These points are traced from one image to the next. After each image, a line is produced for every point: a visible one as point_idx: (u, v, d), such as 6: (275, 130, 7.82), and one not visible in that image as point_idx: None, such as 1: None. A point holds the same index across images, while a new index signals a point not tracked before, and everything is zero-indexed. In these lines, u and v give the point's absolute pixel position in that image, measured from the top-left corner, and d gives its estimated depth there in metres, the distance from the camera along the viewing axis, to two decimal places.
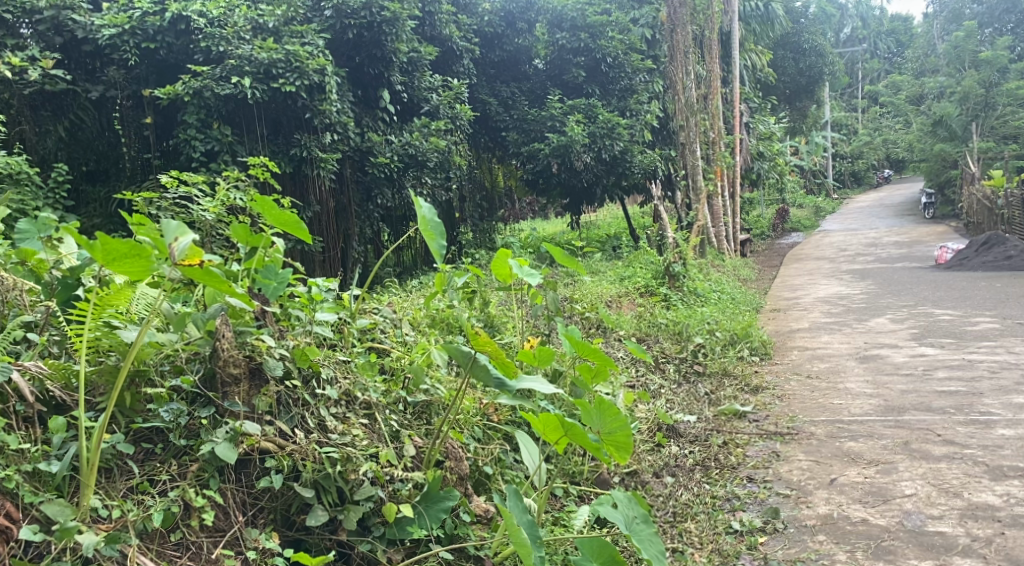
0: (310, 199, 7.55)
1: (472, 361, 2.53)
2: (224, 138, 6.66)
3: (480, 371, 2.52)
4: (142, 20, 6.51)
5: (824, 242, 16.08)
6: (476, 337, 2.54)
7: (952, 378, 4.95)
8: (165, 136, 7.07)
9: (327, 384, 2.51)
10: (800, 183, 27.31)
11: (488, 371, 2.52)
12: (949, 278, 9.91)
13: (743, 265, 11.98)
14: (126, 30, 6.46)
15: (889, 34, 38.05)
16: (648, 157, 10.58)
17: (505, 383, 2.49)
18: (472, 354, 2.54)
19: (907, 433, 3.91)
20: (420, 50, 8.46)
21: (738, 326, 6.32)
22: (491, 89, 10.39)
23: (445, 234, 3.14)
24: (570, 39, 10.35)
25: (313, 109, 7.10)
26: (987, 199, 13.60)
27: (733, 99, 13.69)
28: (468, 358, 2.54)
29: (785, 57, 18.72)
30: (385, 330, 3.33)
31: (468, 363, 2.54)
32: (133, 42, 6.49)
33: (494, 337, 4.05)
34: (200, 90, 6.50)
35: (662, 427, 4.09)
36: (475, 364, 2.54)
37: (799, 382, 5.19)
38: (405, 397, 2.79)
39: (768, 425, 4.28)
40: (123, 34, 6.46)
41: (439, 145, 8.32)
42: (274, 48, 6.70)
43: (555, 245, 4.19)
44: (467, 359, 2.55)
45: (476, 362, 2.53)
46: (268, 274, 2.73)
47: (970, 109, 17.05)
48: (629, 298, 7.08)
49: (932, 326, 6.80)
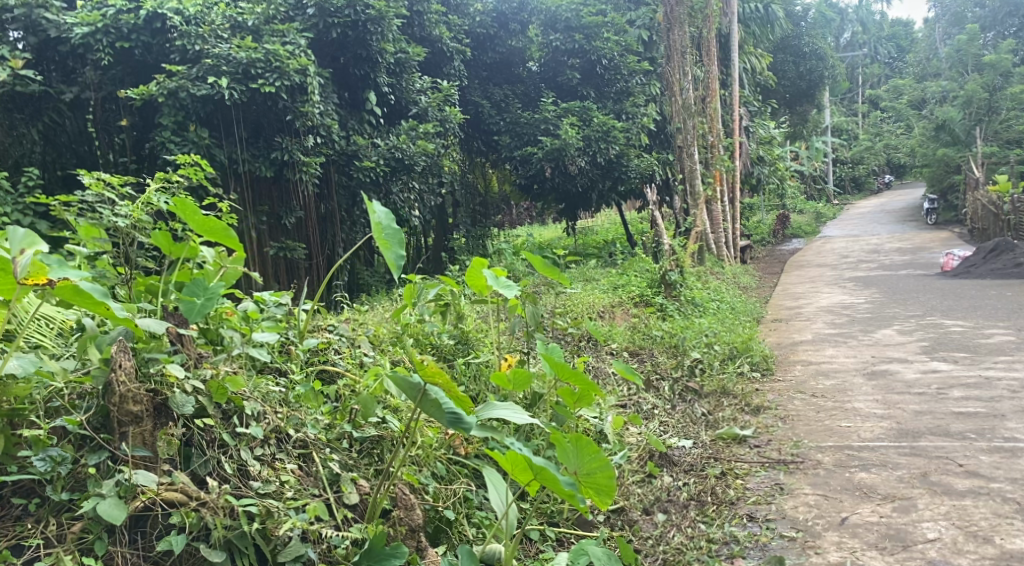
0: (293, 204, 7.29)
1: (423, 394, 2.11)
2: (200, 141, 6.33)
3: (431, 405, 2.11)
4: (115, 18, 6.18)
5: (826, 248, 15.72)
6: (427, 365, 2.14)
7: (969, 397, 4.57)
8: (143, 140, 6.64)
9: (252, 420, 2.14)
10: (801, 189, 26.96)
11: (441, 404, 2.11)
12: (958, 286, 9.54)
13: (743, 273, 11.61)
14: (100, 29, 6.12)
15: (890, 38, 37.57)
16: (646, 160, 10.20)
17: (461, 419, 2.10)
18: (422, 386, 2.12)
19: (925, 463, 3.54)
20: (408, 50, 8.10)
21: (739, 338, 5.95)
22: (483, 90, 9.98)
23: (404, 242, 2.77)
24: (565, 40, 9.99)
25: (294, 111, 6.74)
26: (994, 205, 13.21)
27: (732, 102, 13.36)
28: (417, 387, 2.13)
29: (786, 60, 18.43)
30: (340, 350, 2.99)
31: (417, 394, 2.12)
32: (107, 42, 6.16)
33: (469, 354, 3.68)
34: (175, 91, 6.16)
35: (654, 454, 3.75)
36: (426, 395, 2.12)
37: (804, 401, 4.81)
38: (351, 432, 2.40)
39: (770, 452, 3.90)
40: (96, 33, 6.13)
41: (428, 149, 7.93)
42: (253, 47, 6.37)
43: (534, 255, 3.94)
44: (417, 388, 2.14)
45: (427, 396, 2.10)
46: (194, 290, 2.38)
47: (974, 114, 16.73)
48: (623, 309, 6.71)
49: (944, 338, 6.42)
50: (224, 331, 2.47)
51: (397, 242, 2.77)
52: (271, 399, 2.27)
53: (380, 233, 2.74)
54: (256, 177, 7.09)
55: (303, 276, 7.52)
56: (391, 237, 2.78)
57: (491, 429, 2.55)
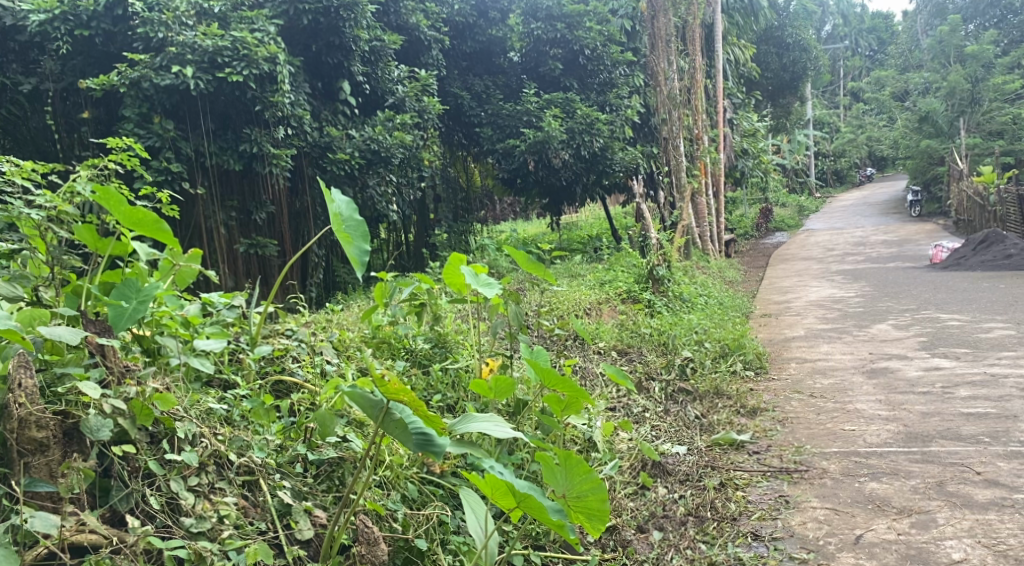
0: (264, 199, 6.96)
1: (385, 413, 1.81)
2: (166, 134, 6.02)
3: (394, 426, 1.81)
4: (74, 4, 5.85)
5: (811, 241, 15.53)
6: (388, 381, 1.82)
7: (977, 397, 4.33)
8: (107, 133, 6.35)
9: (185, 446, 1.88)
10: (784, 181, 26.83)
11: (406, 424, 1.81)
12: (948, 279, 9.33)
13: (729, 267, 11.38)
14: (57, 16, 5.79)
15: (871, 31, 37.48)
16: (631, 152, 9.91)
17: (430, 441, 1.79)
18: (383, 402, 1.82)
19: (939, 471, 3.29)
20: (383, 38, 7.74)
21: (731, 335, 5.68)
22: (464, 81, 9.65)
23: (367, 233, 2.46)
24: (546, 29, 9.68)
25: (264, 102, 6.37)
26: (980, 196, 13.04)
27: (716, 93, 13.12)
28: (378, 404, 1.83)
29: (769, 52, 18.24)
30: (299, 357, 2.70)
31: (379, 412, 1.82)
32: (65, 30, 5.83)
33: (445, 359, 3.38)
34: (138, 81, 5.86)
35: (647, 463, 3.47)
36: (388, 414, 1.83)
37: (802, 402, 4.55)
38: (305, 454, 2.11)
39: (771, 459, 3.63)
40: (53, 20, 5.80)
41: (405, 140, 7.54)
42: (219, 35, 6.03)
43: (516, 250, 3.66)
44: (377, 405, 1.85)
45: (388, 415, 1.80)
46: (127, 292, 2.09)
47: (956, 105, 16.60)
48: (609, 305, 6.42)
49: (942, 333, 6.19)
50: (161, 338, 2.19)
51: (359, 234, 2.47)
52: (208, 418, 2.00)
53: (339, 223, 2.43)
54: (224, 171, 6.75)
55: (279, 274, 7.16)
56: (351, 229, 2.48)
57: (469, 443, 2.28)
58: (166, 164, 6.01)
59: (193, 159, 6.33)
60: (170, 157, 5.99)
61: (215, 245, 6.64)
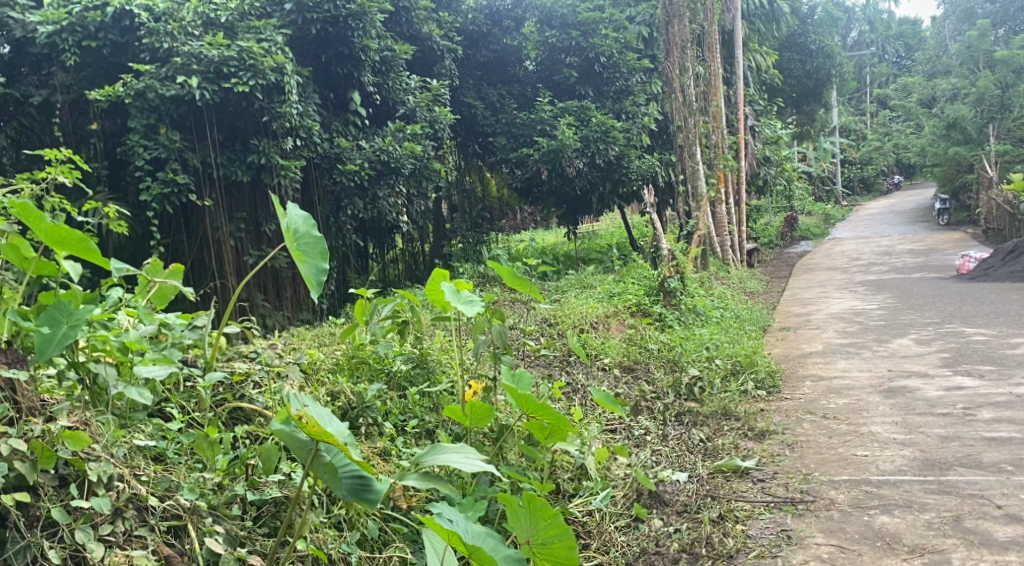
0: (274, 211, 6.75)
1: (313, 455, 1.91)
2: (172, 145, 5.94)
3: (324, 470, 1.91)
4: (82, 16, 5.78)
5: (835, 250, 15.16)
6: (314, 425, 1.89)
7: (1002, 420, 4.06)
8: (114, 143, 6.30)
9: (98, 491, 1.88)
10: (810, 190, 26.34)
11: (336, 468, 1.92)
12: (976, 290, 8.99)
13: (749, 278, 11.09)
14: (65, 27, 5.72)
15: (898, 38, 36.87)
16: (647, 161, 9.69)
17: (356, 488, 1.92)
18: (311, 444, 1.91)
19: (957, 503, 3.05)
20: (394, 48, 7.59)
21: (743, 351, 5.44)
22: (478, 91, 9.49)
23: (322, 250, 2.36)
24: (561, 37, 9.49)
25: (271, 113, 6.26)
26: (1009, 204, 12.64)
27: (737, 100, 12.85)
28: (307, 446, 1.92)
29: (792, 58, 17.93)
30: (261, 381, 2.56)
31: (307, 454, 1.92)
32: (73, 41, 5.76)
33: (427, 383, 3.19)
34: (144, 92, 5.78)
35: (643, 494, 3.29)
36: (317, 456, 1.92)
37: (814, 424, 4.31)
38: (243, 496, 2.11)
39: (776, 488, 3.41)
40: (61, 31, 5.72)
41: (415, 150, 7.39)
42: (226, 45, 5.93)
43: (502, 266, 3.50)
44: (306, 446, 1.93)
45: (315, 457, 1.90)
46: (58, 315, 2.02)
47: (986, 111, 16.19)
48: (618, 319, 6.18)
49: (966, 349, 5.90)
50: (96, 365, 2.13)
51: (314, 251, 2.37)
52: (129, 460, 2.00)
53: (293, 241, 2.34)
54: (233, 183, 6.64)
55: (294, 285, 7.01)
56: (306, 246, 2.37)
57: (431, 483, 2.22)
58: (171, 175, 5.93)
59: (200, 171, 6.24)
60: (176, 169, 5.93)
61: (222, 258, 6.51)
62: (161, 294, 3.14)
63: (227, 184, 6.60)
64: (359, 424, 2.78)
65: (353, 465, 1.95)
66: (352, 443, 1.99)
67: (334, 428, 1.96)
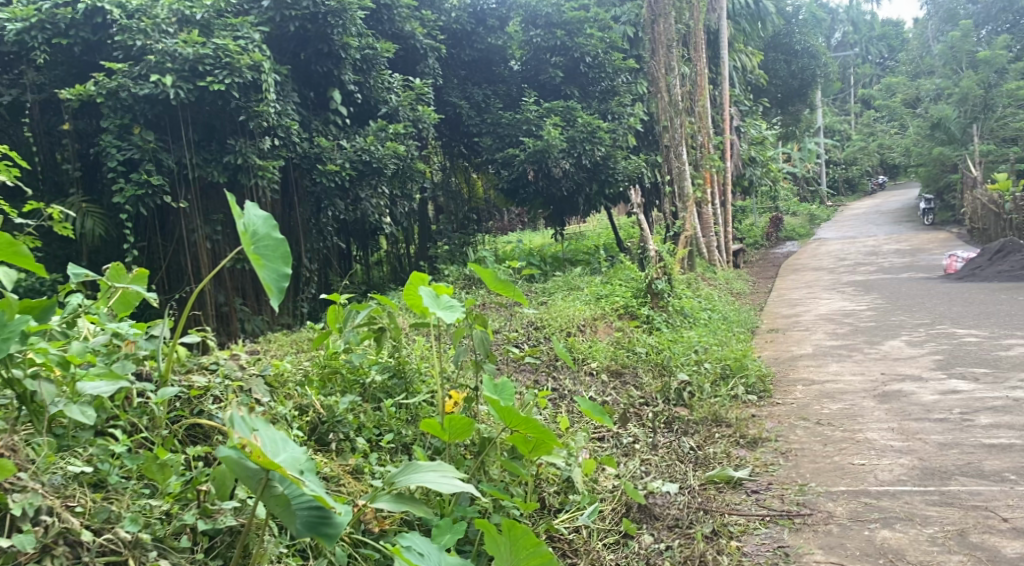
0: None
1: (264, 485, 1.82)
2: (146, 145, 5.74)
3: (276, 501, 1.83)
4: (52, 12, 5.56)
5: (821, 251, 15.09)
6: (265, 456, 1.79)
7: (1001, 425, 3.94)
8: (86, 144, 6.09)
9: (20, 528, 1.77)
10: (795, 190, 26.33)
11: (289, 501, 1.84)
12: (965, 290, 8.90)
13: (736, 278, 10.98)
14: (34, 25, 5.49)
15: (881, 38, 37.10)
16: (633, 161, 9.54)
17: (309, 522, 1.84)
18: (260, 473, 1.81)
19: (960, 516, 2.92)
20: (376, 46, 7.37)
21: (733, 354, 5.29)
22: (462, 90, 9.31)
23: (283, 254, 2.23)
24: (546, 37, 9.31)
25: (248, 112, 6.06)
26: (995, 204, 12.58)
27: (722, 101, 12.74)
28: (256, 476, 1.82)
29: (777, 59, 17.77)
30: (222, 396, 2.41)
31: (257, 484, 1.82)
32: (43, 38, 5.55)
33: (404, 394, 3.01)
34: (116, 91, 5.58)
35: (632, 508, 3.13)
36: (268, 486, 1.83)
37: (808, 430, 4.16)
38: (194, 524, 1.96)
39: (771, 500, 3.25)
40: (30, 29, 5.50)
41: (398, 150, 7.16)
42: (201, 42, 5.73)
43: (484, 267, 3.32)
44: (255, 475, 1.83)
45: (265, 488, 1.81)
46: None
47: (969, 111, 16.16)
48: (605, 321, 6.01)
49: (959, 350, 5.79)
50: (32, 383, 2.02)
51: (274, 254, 2.23)
52: (62, 489, 1.89)
53: (249, 244, 2.20)
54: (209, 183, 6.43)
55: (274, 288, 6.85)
56: (265, 250, 2.23)
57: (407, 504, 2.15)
58: (146, 176, 5.72)
59: (175, 172, 6.02)
60: (150, 170, 5.72)
61: (198, 262, 6.30)
62: (125, 299, 2.95)
63: (203, 185, 6.38)
64: (330, 440, 2.64)
65: (308, 497, 1.86)
66: (306, 472, 1.89)
67: (287, 456, 1.86)
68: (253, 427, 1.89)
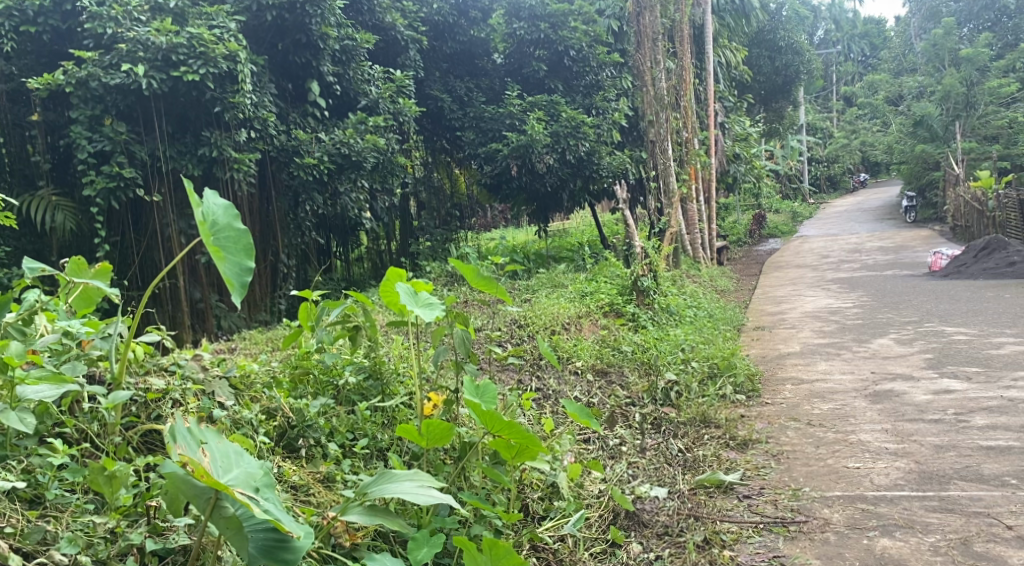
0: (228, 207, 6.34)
1: (213, 505, 1.67)
2: (118, 137, 5.53)
3: (226, 524, 1.67)
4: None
5: (805, 248, 15.05)
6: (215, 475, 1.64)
7: (997, 427, 3.83)
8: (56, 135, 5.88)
9: None
10: (778, 188, 26.34)
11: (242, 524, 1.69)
12: (951, 288, 8.83)
13: (720, 275, 10.90)
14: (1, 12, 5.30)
15: (863, 37, 37.34)
16: (618, 157, 9.39)
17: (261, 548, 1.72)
18: (208, 491, 1.66)
19: (962, 524, 2.83)
20: (356, 37, 7.17)
21: (721, 353, 5.16)
22: (445, 83, 9.11)
23: (245, 247, 2.11)
24: (530, 30, 9.14)
25: (224, 103, 5.85)
26: (978, 201, 12.54)
27: (707, 96, 12.62)
28: (205, 494, 1.67)
29: (760, 55, 17.70)
30: (182, 399, 2.28)
31: (205, 504, 1.67)
32: (10, 26, 5.35)
33: (380, 398, 2.85)
34: (86, 81, 5.37)
35: (619, 515, 2.99)
36: (218, 507, 1.68)
37: (799, 431, 4.04)
38: (141, 544, 1.81)
39: (763, 505, 3.12)
40: None
41: (378, 144, 6.96)
42: (175, 31, 5.52)
43: (465, 263, 3.17)
44: (203, 494, 1.68)
45: (215, 508, 1.67)
46: None
47: (951, 109, 16.13)
48: (590, 318, 5.86)
49: (949, 349, 5.69)
50: None
51: (236, 246, 2.12)
52: None
53: (209, 235, 2.09)
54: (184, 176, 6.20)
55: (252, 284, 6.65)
56: (226, 241, 2.12)
57: (382, 515, 2.01)
58: (118, 169, 5.51)
59: (148, 165, 5.81)
60: (122, 162, 5.51)
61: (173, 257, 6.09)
62: (86, 295, 2.78)
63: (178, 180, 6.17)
64: (300, 447, 2.49)
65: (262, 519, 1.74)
66: (261, 491, 1.75)
67: (239, 475, 1.72)
68: (202, 441, 1.78)
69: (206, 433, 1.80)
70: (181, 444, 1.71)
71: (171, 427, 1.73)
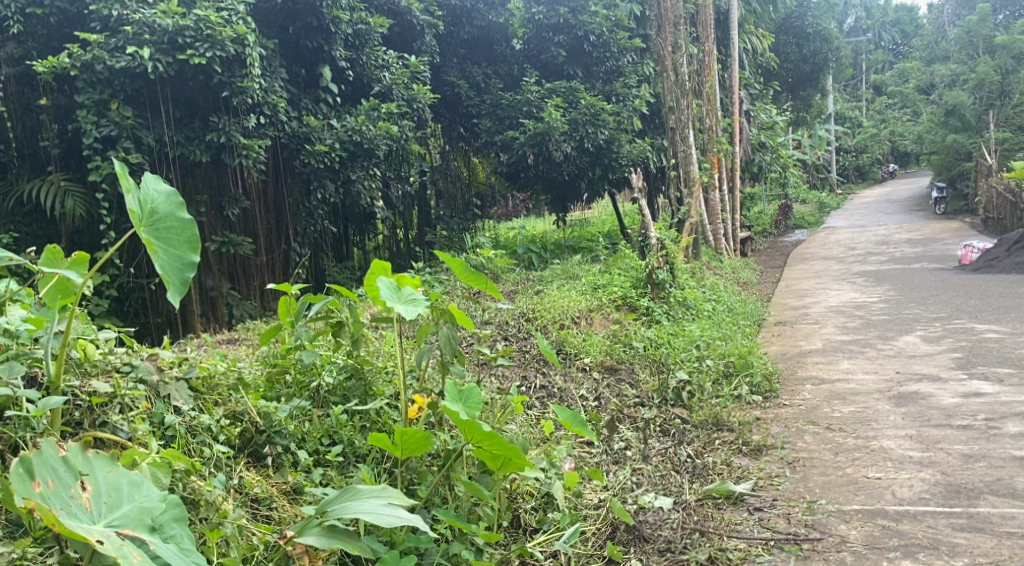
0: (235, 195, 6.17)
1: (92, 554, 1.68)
2: (124, 122, 5.33)
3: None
4: None
5: (831, 240, 14.63)
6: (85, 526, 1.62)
7: None
8: None
9: None
10: (804, 178, 25.75)
11: None
12: (982, 283, 8.46)
13: (743, 268, 10.57)
14: None
15: (893, 24, 36.58)
16: (638, 145, 9.11)
17: None
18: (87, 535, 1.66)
19: (994, 546, 2.59)
20: (368, 21, 6.96)
21: (737, 350, 4.90)
22: (461, 70, 8.85)
23: (185, 239, 2.17)
24: (548, 14, 8.88)
25: (231, 87, 5.63)
26: (1012, 193, 12.09)
27: (732, 84, 12.25)
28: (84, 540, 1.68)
29: (788, 42, 17.25)
30: (134, 405, 2.21)
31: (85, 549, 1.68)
32: (15, 8, 5.19)
33: (362, 400, 2.66)
34: (91, 64, 5.19)
35: (619, 529, 2.79)
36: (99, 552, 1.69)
37: (817, 437, 3.79)
38: None
39: (775, 520, 2.89)
40: None
41: (390, 131, 6.72)
42: (181, 13, 5.34)
43: (454, 256, 2.97)
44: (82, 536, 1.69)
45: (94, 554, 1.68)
46: None
47: (985, 98, 15.62)
48: (602, 312, 5.61)
49: (980, 348, 5.39)
50: None
51: (176, 238, 2.18)
52: None
53: (145, 225, 2.14)
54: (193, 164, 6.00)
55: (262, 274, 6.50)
56: (165, 232, 2.17)
57: (338, 537, 1.85)
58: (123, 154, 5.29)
59: (155, 151, 5.59)
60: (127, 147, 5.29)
61: None
62: (62, 286, 2.48)
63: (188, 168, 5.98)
64: (268, 456, 2.38)
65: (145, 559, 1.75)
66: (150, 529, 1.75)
67: (123, 517, 1.72)
68: (82, 473, 1.74)
69: (89, 464, 1.76)
70: (48, 481, 1.66)
71: (26, 459, 1.65)
